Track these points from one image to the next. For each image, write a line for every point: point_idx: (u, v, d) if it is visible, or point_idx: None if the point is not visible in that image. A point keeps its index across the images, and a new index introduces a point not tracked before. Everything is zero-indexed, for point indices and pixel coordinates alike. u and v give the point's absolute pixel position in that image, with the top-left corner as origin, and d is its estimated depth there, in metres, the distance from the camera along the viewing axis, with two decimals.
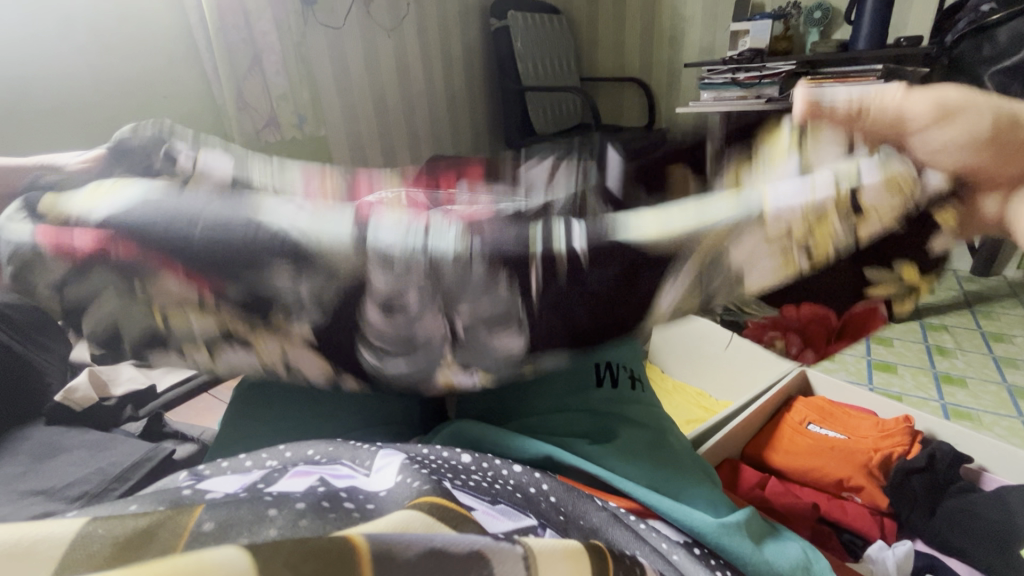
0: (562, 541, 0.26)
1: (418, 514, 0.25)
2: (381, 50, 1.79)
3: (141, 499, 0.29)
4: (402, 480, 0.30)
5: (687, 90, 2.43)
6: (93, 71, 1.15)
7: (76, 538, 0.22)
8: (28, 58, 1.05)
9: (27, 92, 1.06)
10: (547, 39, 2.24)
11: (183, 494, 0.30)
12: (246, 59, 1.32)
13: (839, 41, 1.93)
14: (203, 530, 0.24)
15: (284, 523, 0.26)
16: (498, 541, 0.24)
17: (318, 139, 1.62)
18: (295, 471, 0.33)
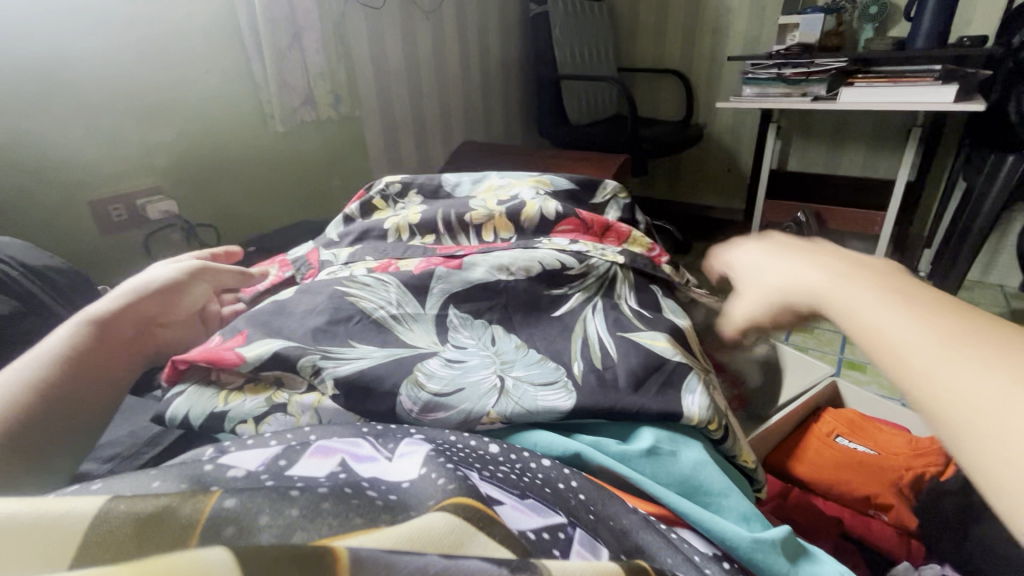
0: (596, 566, 0.25)
1: (452, 519, 0.25)
2: (418, 30, 1.77)
3: (167, 474, 0.30)
4: (426, 474, 0.30)
5: (728, 84, 2.36)
6: (133, 44, 1.16)
7: (96, 518, 0.23)
8: (68, 28, 1.06)
9: (69, 62, 1.08)
10: (587, 28, 2.21)
11: (208, 471, 0.30)
12: (286, 37, 1.32)
13: (896, 38, 1.84)
14: (225, 506, 0.25)
15: (306, 505, 0.26)
16: (513, 571, 0.23)
17: (353, 120, 1.62)
18: (317, 447, 0.33)
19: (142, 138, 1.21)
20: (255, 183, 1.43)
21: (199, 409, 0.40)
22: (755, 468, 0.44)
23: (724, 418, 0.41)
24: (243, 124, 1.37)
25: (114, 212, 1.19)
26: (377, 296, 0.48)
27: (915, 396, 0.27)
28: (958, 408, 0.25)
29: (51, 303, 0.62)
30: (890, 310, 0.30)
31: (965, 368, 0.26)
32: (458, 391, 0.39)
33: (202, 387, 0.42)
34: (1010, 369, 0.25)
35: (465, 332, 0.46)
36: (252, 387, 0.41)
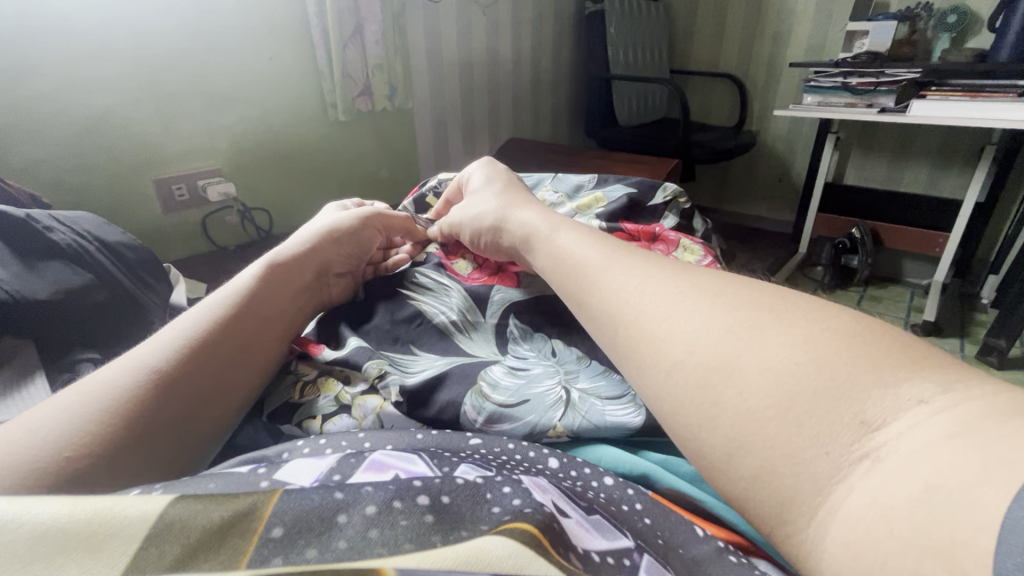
0: None
1: (511, 546, 0.24)
2: (474, 25, 1.78)
3: (223, 486, 0.30)
4: (488, 510, 0.28)
5: (786, 91, 2.28)
6: (195, 30, 1.18)
7: (154, 529, 0.23)
8: (141, 14, 1.10)
9: (135, 49, 1.11)
10: (641, 28, 2.16)
11: (263, 484, 0.30)
12: (349, 28, 1.33)
13: (976, 50, 1.73)
14: (272, 536, 0.24)
15: (353, 534, 0.25)
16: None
17: (404, 112, 1.63)
18: (371, 461, 0.33)
19: (208, 122, 1.25)
20: (310, 169, 1.46)
21: (276, 399, 0.45)
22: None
23: None
24: (301, 113, 1.40)
25: (177, 191, 1.24)
26: (440, 301, 0.53)
27: (646, 354, 0.33)
28: (677, 367, 0.30)
29: (125, 279, 0.65)
30: (720, 337, 0.30)
31: (683, 331, 0.31)
32: (525, 402, 0.41)
33: (280, 380, 0.47)
34: (721, 331, 0.30)
35: (525, 344, 0.48)
36: (323, 380, 0.45)
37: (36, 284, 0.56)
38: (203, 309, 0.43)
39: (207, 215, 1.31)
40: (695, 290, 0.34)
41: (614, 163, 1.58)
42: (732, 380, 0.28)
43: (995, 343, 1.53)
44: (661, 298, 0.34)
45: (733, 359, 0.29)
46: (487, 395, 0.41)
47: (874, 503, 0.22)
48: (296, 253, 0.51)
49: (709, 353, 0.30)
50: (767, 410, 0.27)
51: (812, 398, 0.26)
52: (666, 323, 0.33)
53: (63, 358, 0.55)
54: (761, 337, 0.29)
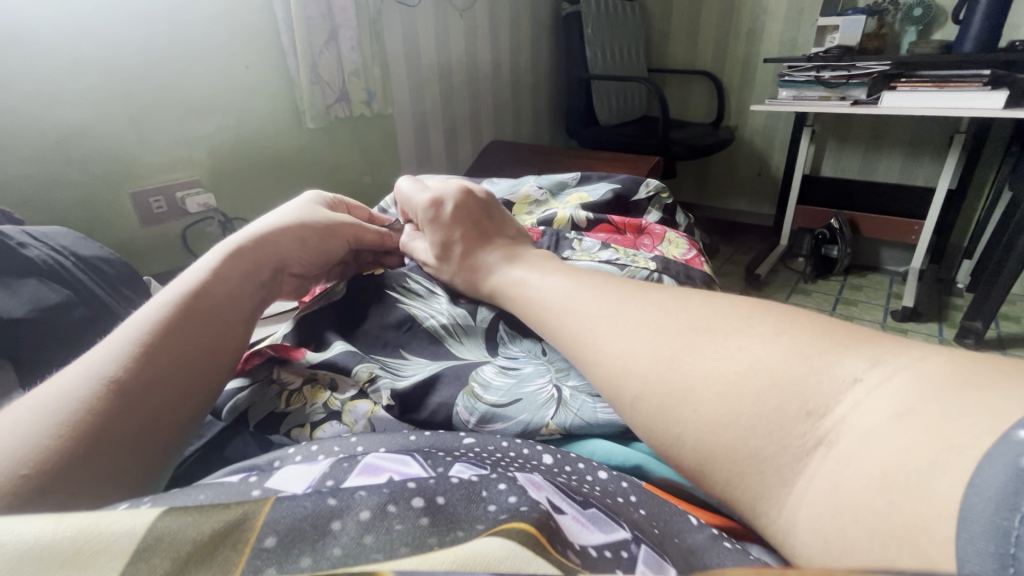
0: None
1: (509, 543, 0.24)
2: (451, 28, 1.78)
3: (214, 496, 0.29)
4: (483, 505, 0.28)
5: (761, 86, 2.32)
6: (168, 41, 1.16)
7: (142, 542, 0.22)
8: (111, 26, 1.08)
9: (106, 61, 1.09)
10: (618, 27, 2.18)
11: (254, 491, 0.30)
12: (324, 33, 1.32)
13: (942, 42, 1.78)
14: (266, 546, 0.24)
15: (348, 542, 0.25)
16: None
17: (384, 117, 1.63)
18: (364, 465, 0.33)
19: (183, 133, 1.23)
20: (292, 177, 1.45)
21: (262, 408, 0.44)
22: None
23: None
24: (280, 121, 1.39)
25: (155, 204, 1.22)
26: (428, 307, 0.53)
27: (608, 383, 0.35)
28: (636, 398, 0.33)
29: (103, 292, 0.63)
30: (673, 361, 0.32)
31: (641, 361, 0.34)
32: (516, 402, 0.41)
33: (265, 388, 0.46)
34: (673, 354, 0.33)
35: (516, 348, 0.49)
36: (309, 388, 0.45)
37: (11, 302, 0.54)
38: (158, 310, 0.42)
39: (187, 227, 1.29)
40: (642, 316, 0.37)
41: (595, 162, 1.59)
42: (687, 393, 0.31)
43: (971, 326, 1.57)
44: (612, 329, 0.37)
45: (683, 379, 0.31)
46: (478, 395, 0.41)
47: (835, 492, 0.24)
48: (252, 250, 0.50)
49: (662, 378, 0.32)
50: (724, 426, 0.29)
51: (762, 406, 0.28)
52: (621, 352, 0.35)
53: (43, 377, 0.54)
54: (706, 351, 0.32)
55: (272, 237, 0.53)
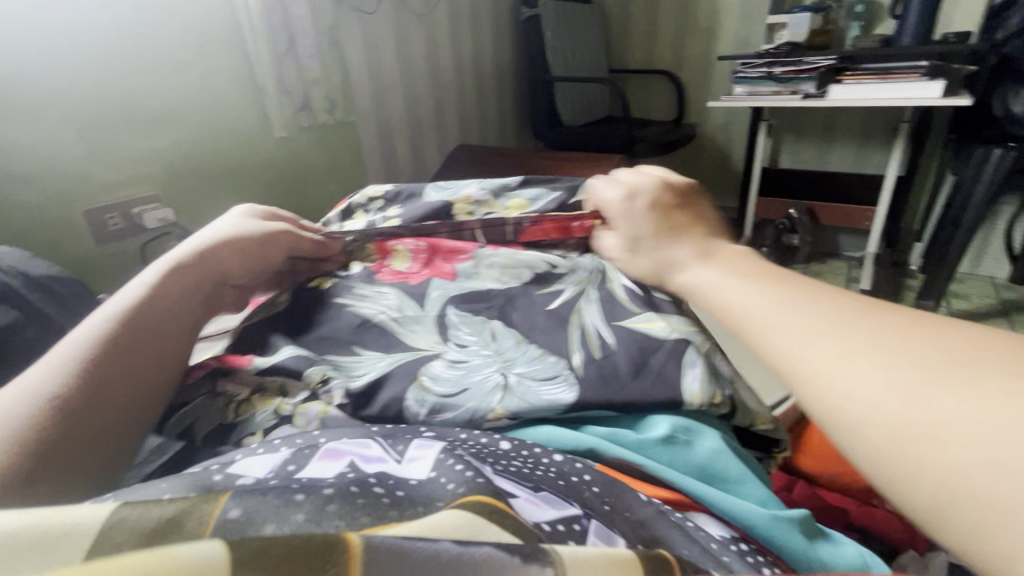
0: (610, 553, 0.25)
1: (464, 515, 0.25)
2: (412, 35, 1.78)
3: (175, 484, 0.30)
4: (440, 477, 0.29)
5: (718, 84, 2.39)
6: (118, 53, 1.14)
7: (105, 528, 0.22)
8: (57, 39, 1.05)
9: (52, 75, 1.06)
10: (577, 30, 2.22)
11: (214, 478, 0.31)
12: (282, 43, 1.31)
13: (882, 36, 1.87)
14: (229, 516, 0.24)
15: (311, 508, 0.25)
16: (525, 560, 0.23)
17: (348, 125, 1.62)
18: (326, 450, 0.33)
19: (139, 147, 1.20)
20: (254, 189, 1.43)
21: (210, 420, 0.43)
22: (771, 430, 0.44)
23: (729, 389, 0.41)
24: (240, 131, 1.36)
25: (110, 221, 1.18)
26: (378, 306, 0.53)
27: (737, 328, 0.36)
28: (756, 339, 0.34)
29: (53, 312, 0.62)
30: (789, 314, 0.33)
31: (772, 328, 0.33)
32: (461, 393, 0.41)
33: (211, 402, 0.45)
34: (806, 323, 0.31)
35: (465, 328, 0.49)
36: (258, 396, 0.44)
37: None
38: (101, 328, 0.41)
39: (145, 243, 1.26)
40: (772, 283, 0.37)
41: (561, 162, 1.62)
42: (806, 355, 0.30)
43: (924, 305, 1.64)
44: (742, 288, 0.38)
45: (792, 328, 0.32)
46: (428, 388, 0.42)
47: (896, 430, 0.24)
48: (193, 264, 0.50)
49: (774, 326, 0.33)
50: (813, 367, 0.29)
51: (855, 354, 0.28)
52: (744, 306, 0.36)
53: None
54: (819, 310, 0.32)
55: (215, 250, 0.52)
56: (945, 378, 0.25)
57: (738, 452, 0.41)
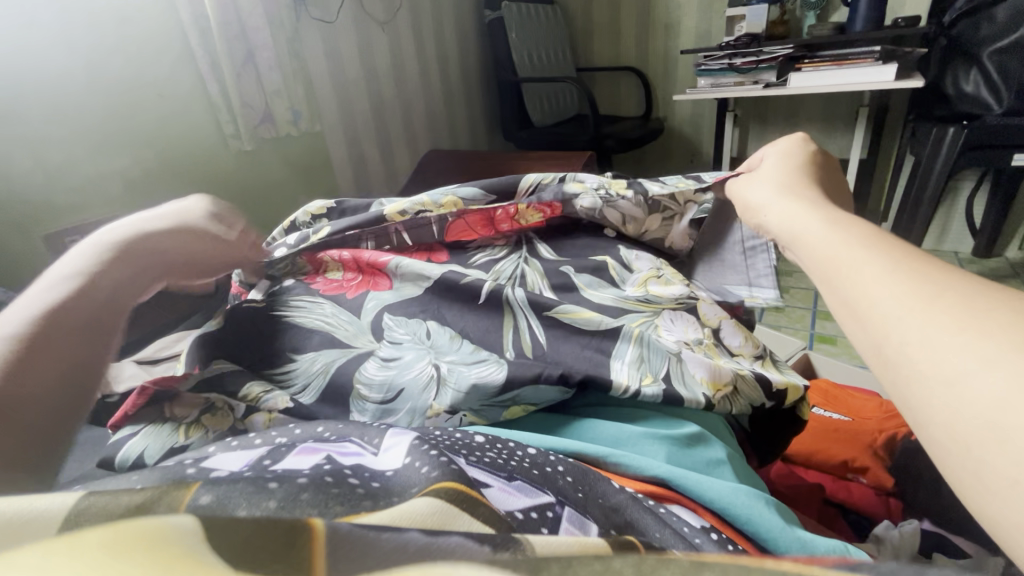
0: (580, 542, 0.24)
1: (435, 502, 0.25)
2: (374, 42, 1.77)
3: (146, 477, 0.29)
4: (414, 463, 0.30)
5: (683, 77, 2.43)
6: (70, 73, 1.11)
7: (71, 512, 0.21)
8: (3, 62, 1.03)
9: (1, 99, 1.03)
10: (542, 31, 2.23)
11: (187, 471, 0.30)
12: (240, 56, 1.30)
13: (836, 24, 1.92)
14: (200, 503, 0.23)
15: (285, 495, 0.25)
16: (496, 549, 0.21)
17: (314, 134, 1.61)
18: (303, 447, 0.33)
19: (96, 166, 1.17)
20: (221, 204, 1.41)
21: (156, 446, 0.39)
22: (729, 397, 0.43)
23: (663, 372, 0.43)
24: (203, 146, 1.34)
25: (70, 244, 1.15)
26: (313, 314, 0.50)
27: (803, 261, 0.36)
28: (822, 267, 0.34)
29: None
30: (855, 244, 0.33)
31: (847, 266, 0.31)
32: (397, 398, 0.41)
33: (157, 427, 0.40)
34: (877, 256, 0.31)
35: (400, 329, 0.47)
36: (208, 415, 0.41)
37: None
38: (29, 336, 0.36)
39: None
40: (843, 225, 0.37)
41: (530, 162, 1.62)
42: (862, 278, 0.30)
43: None
44: (807, 229, 0.38)
45: (859, 257, 0.32)
46: (365, 396, 0.41)
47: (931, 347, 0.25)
48: (116, 257, 0.44)
49: (837, 255, 0.33)
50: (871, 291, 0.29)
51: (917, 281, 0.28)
52: (807, 243, 0.36)
53: None
54: (890, 246, 0.32)
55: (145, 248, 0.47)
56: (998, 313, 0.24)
57: (723, 451, 0.41)
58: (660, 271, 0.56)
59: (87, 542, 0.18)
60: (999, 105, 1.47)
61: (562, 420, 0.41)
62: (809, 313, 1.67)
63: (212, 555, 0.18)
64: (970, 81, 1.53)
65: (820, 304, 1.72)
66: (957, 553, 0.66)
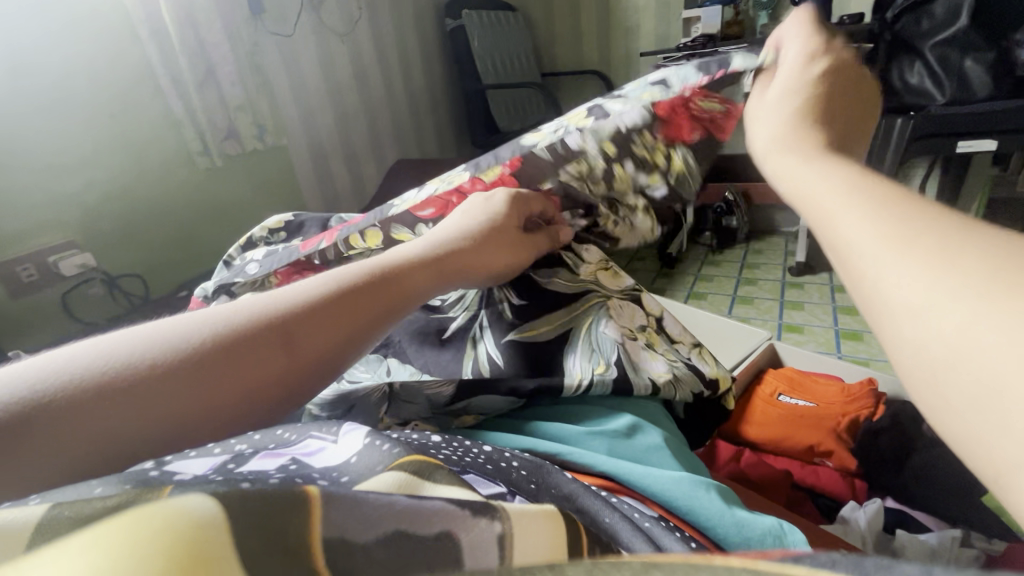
0: (540, 504, 0.26)
1: (400, 475, 0.26)
2: (336, 55, 1.77)
3: (111, 483, 0.22)
4: (373, 442, 0.29)
5: (645, 79, 2.48)
6: (16, 96, 1.08)
7: (37, 525, 0.17)
8: None
9: None
10: (504, 38, 2.25)
11: (149, 474, 0.24)
12: (199, 74, 1.28)
13: (787, 23, 1.99)
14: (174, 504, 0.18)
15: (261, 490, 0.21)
16: (475, 513, 0.22)
17: (278, 150, 1.59)
18: (269, 450, 0.28)
19: (47, 190, 1.13)
20: (182, 225, 1.38)
21: None
22: (673, 384, 0.46)
23: (614, 361, 0.44)
24: (164, 166, 1.32)
25: (24, 273, 1.12)
26: None
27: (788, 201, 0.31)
28: (806, 201, 0.29)
29: None
30: (830, 180, 0.28)
31: (827, 195, 0.27)
32: (348, 414, 0.39)
33: None
34: (867, 197, 0.26)
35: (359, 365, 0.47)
36: None
37: None
38: (159, 325, 0.30)
39: (66, 292, 1.19)
40: (828, 160, 0.31)
41: None
42: (845, 226, 0.25)
43: None
44: (784, 168, 0.33)
45: (835, 196, 0.27)
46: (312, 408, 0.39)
47: (925, 302, 0.21)
48: None
49: (816, 194, 0.28)
50: (863, 224, 0.24)
51: (923, 222, 0.23)
52: (788, 189, 0.31)
53: None
54: (876, 184, 0.27)
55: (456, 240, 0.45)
56: (996, 272, 0.19)
57: (674, 442, 0.42)
58: (611, 264, 0.58)
59: (72, 546, 0.15)
60: (943, 96, 1.54)
61: (515, 420, 0.42)
62: (776, 304, 1.71)
63: (228, 551, 0.16)
64: (914, 73, 1.58)
65: (786, 295, 1.76)
66: (919, 527, 0.68)
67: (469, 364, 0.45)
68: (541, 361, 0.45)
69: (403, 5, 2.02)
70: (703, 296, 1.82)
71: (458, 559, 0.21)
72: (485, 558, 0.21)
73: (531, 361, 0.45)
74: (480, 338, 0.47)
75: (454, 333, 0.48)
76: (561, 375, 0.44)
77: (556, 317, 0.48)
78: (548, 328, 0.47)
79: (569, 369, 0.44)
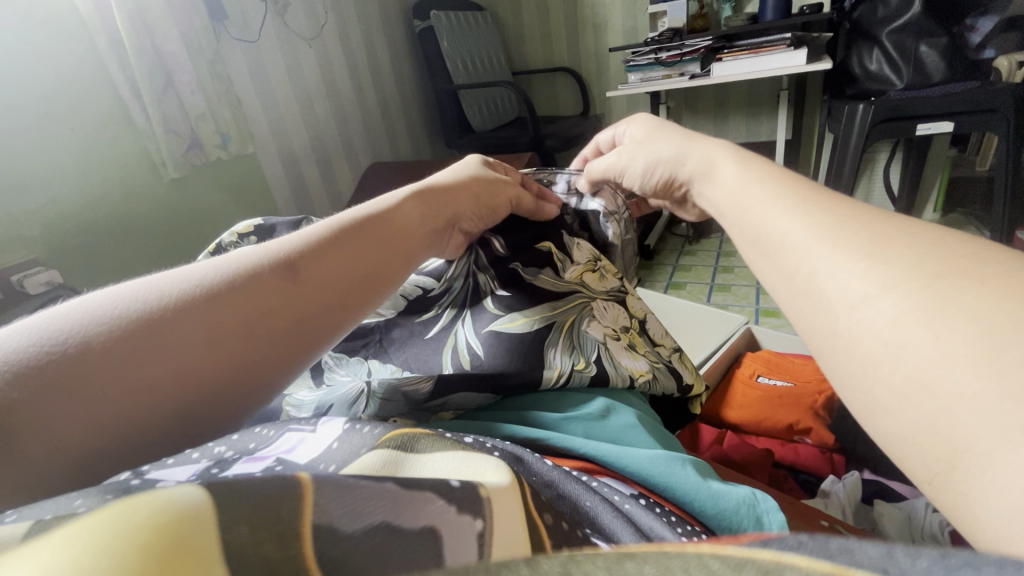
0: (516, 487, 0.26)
1: (384, 452, 0.27)
2: (303, 59, 1.75)
3: (91, 494, 0.21)
4: (357, 428, 0.30)
5: (616, 73, 2.50)
6: None
7: (25, 530, 0.17)
8: None
9: None
10: (473, 37, 2.25)
11: (130, 485, 0.23)
12: (159, 82, 1.25)
13: (750, 14, 2.02)
14: None
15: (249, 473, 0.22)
16: (459, 509, 0.23)
17: (249, 157, 1.57)
18: (252, 456, 0.28)
19: (5, 208, 1.09)
20: (152, 239, 1.35)
21: None
22: (650, 380, 0.48)
23: (596, 359, 0.45)
24: (127, 179, 1.28)
25: None
26: None
27: (733, 218, 0.37)
28: (747, 220, 0.35)
29: None
30: (763, 195, 0.35)
31: (756, 202, 0.35)
32: (326, 412, 0.39)
33: None
34: (798, 206, 0.32)
35: (340, 370, 0.46)
36: None
37: None
38: (172, 279, 0.32)
39: None
40: (762, 173, 0.37)
41: None
42: (787, 238, 0.30)
43: None
44: (734, 178, 0.39)
45: (773, 212, 0.33)
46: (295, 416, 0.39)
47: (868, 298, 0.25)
48: None
49: (756, 211, 0.34)
50: (802, 236, 0.30)
51: (854, 223, 0.28)
52: (730, 204, 0.38)
53: None
54: (800, 195, 0.33)
55: (435, 195, 0.48)
56: (925, 265, 0.24)
57: (647, 421, 0.43)
58: (598, 264, 0.57)
59: (60, 538, 0.15)
60: (901, 81, 1.59)
61: (490, 415, 0.43)
62: (752, 289, 1.75)
63: (211, 547, 0.16)
64: (873, 61, 1.64)
65: None
66: (896, 497, 0.70)
67: (449, 360, 0.45)
68: (528, 356, 0.44)
69: (369, 6, 2.00)
70: (683, 285, 1.85)
71: (446, 554, 0.21)
72: (466, 553, 0.22)
73: (517, 355, 0.44)
74: (464, 332, 0.47)
75: (439, 332, 0.48)
76: (548, 371, 0.43)
77: (539, 312, 0.48)
78: (531, 321, 0.46)
79: (553, 363, 0.44)
